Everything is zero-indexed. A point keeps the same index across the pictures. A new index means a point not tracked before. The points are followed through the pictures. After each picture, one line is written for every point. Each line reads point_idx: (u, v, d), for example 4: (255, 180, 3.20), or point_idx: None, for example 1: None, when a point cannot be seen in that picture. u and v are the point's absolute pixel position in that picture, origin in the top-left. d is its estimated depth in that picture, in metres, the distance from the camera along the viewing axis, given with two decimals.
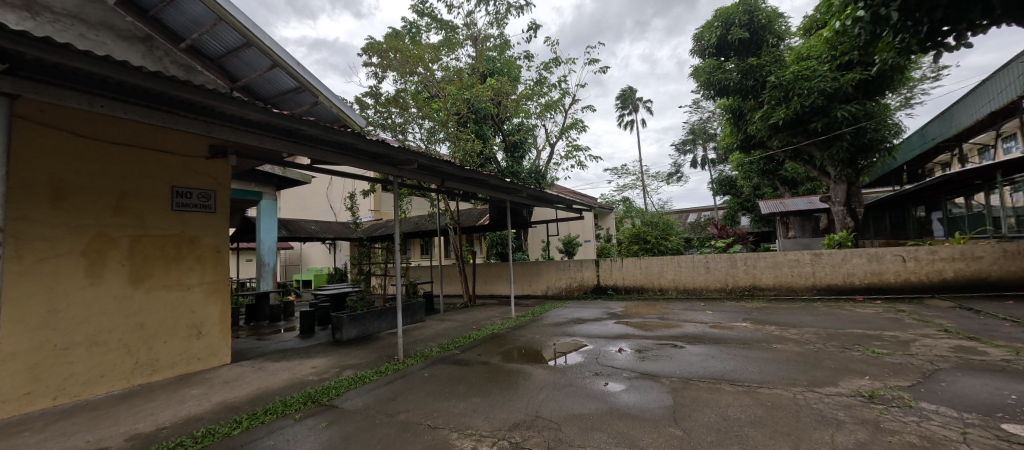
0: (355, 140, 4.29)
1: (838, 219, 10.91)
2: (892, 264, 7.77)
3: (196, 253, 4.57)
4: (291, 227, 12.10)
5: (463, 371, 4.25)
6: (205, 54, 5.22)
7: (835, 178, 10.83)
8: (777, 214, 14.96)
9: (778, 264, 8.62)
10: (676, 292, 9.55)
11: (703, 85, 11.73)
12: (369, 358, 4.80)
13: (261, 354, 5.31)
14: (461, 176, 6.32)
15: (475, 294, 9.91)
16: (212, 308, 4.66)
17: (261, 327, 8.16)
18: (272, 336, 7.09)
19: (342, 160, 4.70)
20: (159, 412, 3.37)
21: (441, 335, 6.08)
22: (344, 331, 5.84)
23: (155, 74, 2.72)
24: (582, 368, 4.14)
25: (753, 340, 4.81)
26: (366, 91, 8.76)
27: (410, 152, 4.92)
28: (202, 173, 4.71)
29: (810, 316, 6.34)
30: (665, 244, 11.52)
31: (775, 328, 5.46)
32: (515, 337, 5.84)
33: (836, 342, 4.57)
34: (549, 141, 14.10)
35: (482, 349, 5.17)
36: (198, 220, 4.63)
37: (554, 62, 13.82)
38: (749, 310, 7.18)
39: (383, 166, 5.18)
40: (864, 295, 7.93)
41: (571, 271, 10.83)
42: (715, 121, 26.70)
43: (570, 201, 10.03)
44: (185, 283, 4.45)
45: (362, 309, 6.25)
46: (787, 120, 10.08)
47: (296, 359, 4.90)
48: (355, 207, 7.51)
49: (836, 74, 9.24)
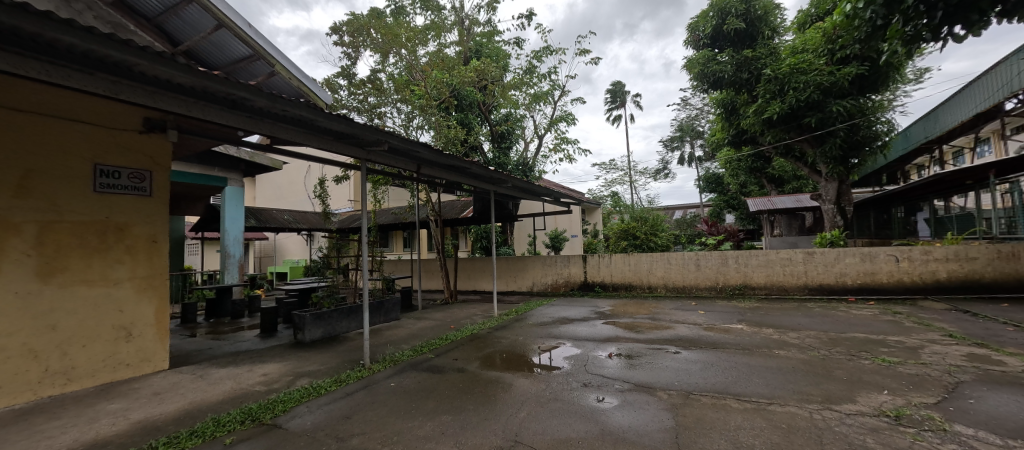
0: (312, 115, 3.68)
1: (827, 218, 10.70)
2: (886, 264, 7.57)
3: (126, 243, 3.95)
4: (260, 217, 11.31)
5: (436, 381, 3.75)
6: (141, 11, 4.55)
7: (827, 176, 10.59)
8: (765, 211, 14.77)
9: (770, 262, 8.36)
10: (665, 290, 9.24)
11: (697, 76, 11.37)
12: (329, 363, 4.24)
13: (208, 358, 4.69)
14: (440, 162, 5.77)
15: (456, 290, 9.40)
16: (145, 307, 4.05)
17: (221, 325, 7.48)
18: (230, 336, 6.45)
19: (301, 137, 4.10)
20: (58, 435, 2.77)
21: (416, 336, 5.55)
22: (307, 332, 5.26)
23: (30, 9, 2.09)
24: (569, 377, 3.68)
25: (753, 345, 4.44)
26: (338, 71, 8.07)
27: (380, 131, 4.34)
28: (135, 150, 4.07)
29: (806, 318, 6.05)
30: (655, 240, 11.18)
31: (774, 331, 5.12)
32: (496, 339, 5.36)
33: (841, 348, 4.22)
34: (537, 133, 13.63)
35: (459, 353, 4.67)
36: (129, 205, 3.99)
37: (545, 51, 13.30)
38: (742, 310, 6.88)
39: (350, 147, 4.59)
40: (856, 295, 7.73)
41: (557, 267, 10.41)
42: (703, 118, 26.62)
43: (557, 194, 9.55)
44: (112, 278, 3.83)
45: (328, 307, 5.67)
46: (781, 115, 9.81)
47: (247, 364, 4.31)
48: (325, 194, 6.73)
49: (833, 67, 8.98)
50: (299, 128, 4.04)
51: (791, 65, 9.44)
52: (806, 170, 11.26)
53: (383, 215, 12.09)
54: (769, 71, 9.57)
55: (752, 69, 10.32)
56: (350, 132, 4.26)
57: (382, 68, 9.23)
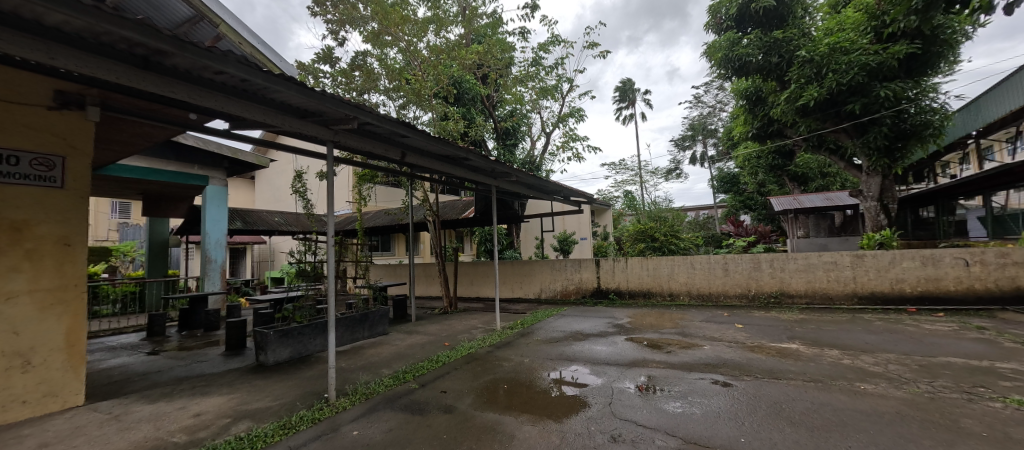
0: (251, 77, 2.81)
1: (869, 216, 9.46)
2: (952, 269, 6.51)
3: (25, 247, 3.12)
4: (248, 218, 10.54)
5: (413, 426, 2.85)
6: None
7: (868, 170, 9.47)
8: (791, 211, 13.48)
9: (811, 267, 7.33)
10: (689, 298, 8.24)
11: (719, 62, 10.39)
12: (284, 397, 3.35)
13: (145, 387, 3.84)
14: (430, 149, 4.91)
15: (456, 298, 8.49)
16: (51, 327, 3.20)
17: (190, 339, 6.62)
18: (193, 353, 5.59)
19: (257, 114, 3.31)
20: None
21: (402, 356, 4.66)
22: (270, 353, 4.37)
23: None
24: (591, 425, 2.73)
25: (826, 376, 3.45)
26: (320, 54, 7.23)
27: (352, 105, 3.48)
28: (39, 129, 3.27)
29: (869, 334, 5.05)
30: (675, 242, 10.11)
31: (840, 353, 4.14)
32: (497, 362, 4.42)
33: (946, 382, 3.23)
34: (543, 130, 12.81)
35: (450, 383, 3.75)
36: (31, 197, 3.18)
37: (552, 41, 12.44)
38: (786, 323, 5.85)
39: (319, 127, 3.77)
40: (917, 306, 6.66)
41: (567, 272, 9.47)
42: (717, 116, 25.50)
43: (568, 192, 8.67)
44: (4, 291, 2.99)
45: (298, 322, 4.79)
46: (818, 102, 8.75)
47: (183, 398, 3.44)
48: (303, 189, 5.79)
49: (880, 46, 7.90)
50: (248, 103, 3.24)
51: (830, 45, 8.42)
52: (842, 165, 10.20)
53: (380, 217, 11.30)
54: (805, 52, 8.55)
55: (782, 52, 9.33)
56: (314, 106, 3.43)
57: (372, 53, 8.43)
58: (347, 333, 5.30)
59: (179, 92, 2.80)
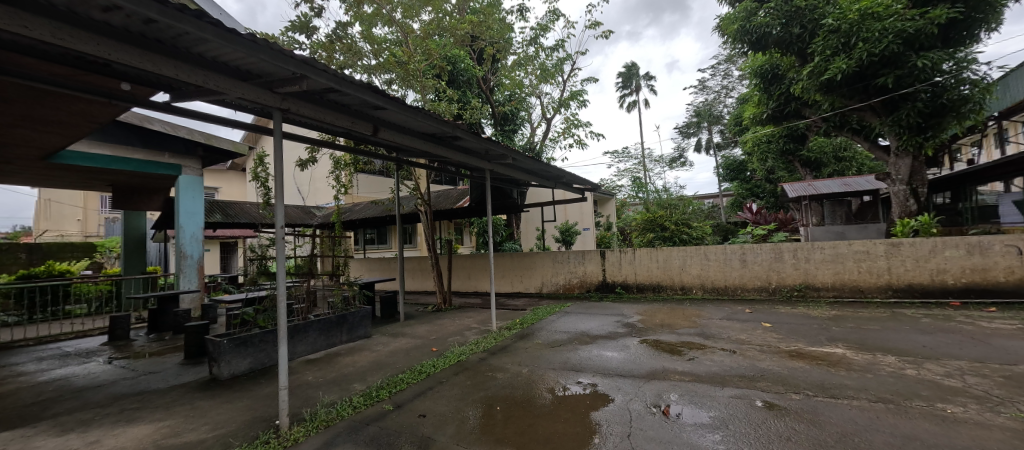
0: (142, 11, 2.05)
1: (896, 201, 8.75)
2: (1002, 258, 5.81)
3: None
4: (229, 211, 9.88)
5: None
6: None
7: (896, 151, 8.71)
8: (805, 197, 12.69)
9: (840, 257, 6.63)
10: (703, 292, 7.57)
11: (734, 35, 9.58)
12: (224, 426, 2.72)
13: (70, 410, 3.22)
14: (407, 123, 4.17)
15: (449, 294, 7.82)
16: None
17: (155, 344, 6.00)
18: (151, 361, 4.96)
19: (185, 74, 2.57)
20: None
21: (381, 366, 4.02)
22: (225, 365, 3.74)
23: None
24: None
25: (895, 393, 2.78)
26: (295, 23, 6.50)
27: (298, 60, 2.74)
28: None
29: (920, 333, 4.40)
30: (686, 232, 9.40)
31: (899, 361, 3.46)
32: (490, 374, 3.75)
33: None
34: (544, 115, 12.04)
35: (433, 402, 3.11)
36: None
37: (552, 18, 11.63)
38: (822, 321, 5.17)
39: (263, 92, 3.04)
40: (961, 300, 5.98)
41: (570, 265, 8.80)
42: (724, 101, 24.52)
43: (571, 179, 7.97)
44: None
45: (261, 329, 4.14)
46: (846, 76, 7.94)
47: (101, 428, 2.80)
48: (266, 176, 5.10)
49: (919, 10, 7.11)
50: (153, 54, 2.44)
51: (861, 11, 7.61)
52: (867, 146, 9.42)
53: (369, 208, 10.63)
54: (832, 20, 7.78)
55: (805, 22, 8.55)
56: (252, 61, 2.69)
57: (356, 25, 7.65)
58: (322, 338, 4.66)
59: (36, 29, 2.00)
